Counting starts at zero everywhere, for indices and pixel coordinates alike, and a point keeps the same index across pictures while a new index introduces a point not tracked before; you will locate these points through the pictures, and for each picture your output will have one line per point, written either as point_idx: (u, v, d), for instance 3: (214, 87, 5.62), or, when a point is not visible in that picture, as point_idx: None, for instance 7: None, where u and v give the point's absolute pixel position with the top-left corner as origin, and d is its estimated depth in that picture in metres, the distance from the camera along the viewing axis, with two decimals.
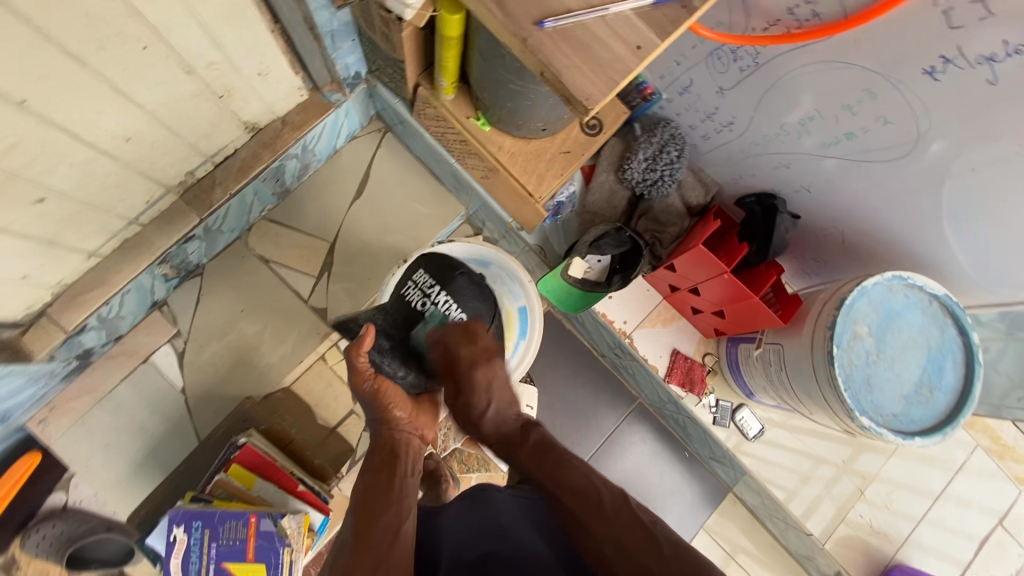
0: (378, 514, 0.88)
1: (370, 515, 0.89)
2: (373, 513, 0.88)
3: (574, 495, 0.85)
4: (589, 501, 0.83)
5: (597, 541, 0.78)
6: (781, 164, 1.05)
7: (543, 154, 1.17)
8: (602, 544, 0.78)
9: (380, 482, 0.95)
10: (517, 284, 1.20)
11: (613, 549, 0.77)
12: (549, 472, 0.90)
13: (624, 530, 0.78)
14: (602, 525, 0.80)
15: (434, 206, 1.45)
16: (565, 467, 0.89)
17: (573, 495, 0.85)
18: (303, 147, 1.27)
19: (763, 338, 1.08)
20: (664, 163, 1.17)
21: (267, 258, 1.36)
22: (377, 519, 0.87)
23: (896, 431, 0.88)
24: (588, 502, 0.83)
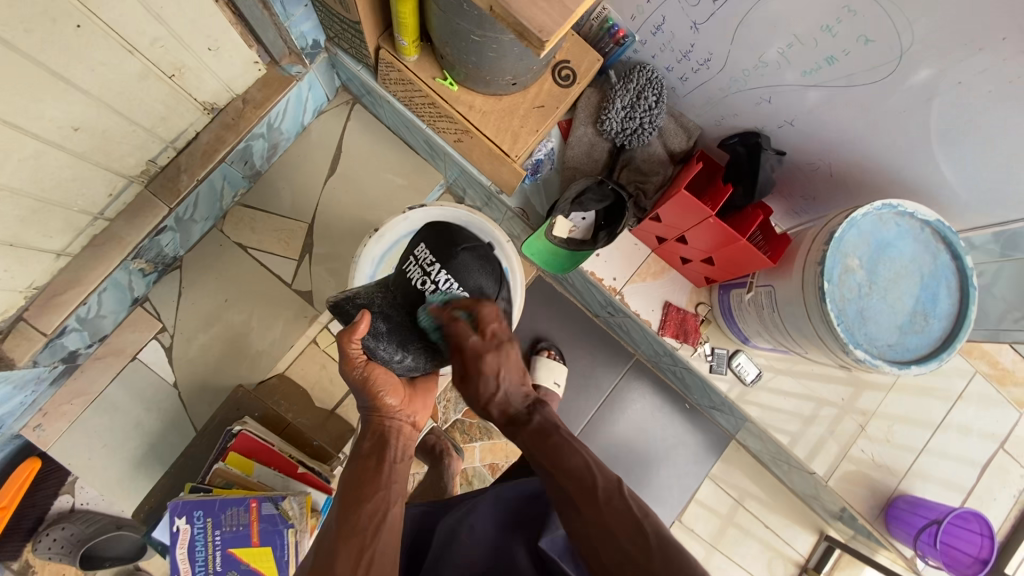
0: (365, 499, 0.86)
1: (354, 499, 0.86)
2: (361, 496, 0.86)
3: (571, 483, 0.79)
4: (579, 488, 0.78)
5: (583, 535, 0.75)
6: (762, 100, 1.01)
7: (516, 110, 1.12)
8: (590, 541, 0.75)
9: (368, 466, 0.91)
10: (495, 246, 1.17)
11: (599, 545, 0.73)
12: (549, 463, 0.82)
13: (617, 529, 0.73)
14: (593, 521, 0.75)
15: (411, 177, 1.41)
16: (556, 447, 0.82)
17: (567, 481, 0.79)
18: (268, 125, 1.22)
19: (754, 283, 1.06)
20: (642, 110, 1.13)
21: (245, 245, 1.33)
22: (361, 505, 0.85)
23: (891, 362, 0.87)
24: (580, 488, 0.78)
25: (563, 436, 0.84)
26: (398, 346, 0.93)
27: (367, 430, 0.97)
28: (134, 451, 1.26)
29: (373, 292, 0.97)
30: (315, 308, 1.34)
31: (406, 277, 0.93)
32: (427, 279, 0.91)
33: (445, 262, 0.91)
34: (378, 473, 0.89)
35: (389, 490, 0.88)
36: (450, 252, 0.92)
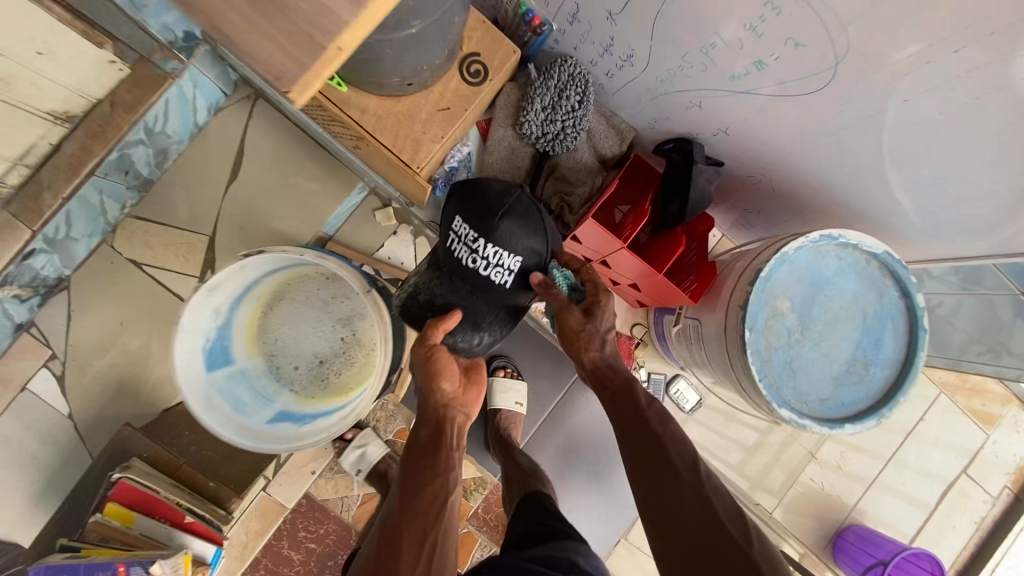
0: (427, 484, 0.83)
1: (416, 482, 0.84)
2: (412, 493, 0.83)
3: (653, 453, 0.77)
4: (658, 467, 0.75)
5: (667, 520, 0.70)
6: (693, 104, 0.86)
7: (416, 114, 0.97)
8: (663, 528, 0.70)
9: (424, 455, 0.87)
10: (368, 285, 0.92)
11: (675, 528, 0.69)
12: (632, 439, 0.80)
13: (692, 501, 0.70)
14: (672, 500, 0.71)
15: (326, 181, 1.27)
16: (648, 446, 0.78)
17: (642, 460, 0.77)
18: (145, 130, 1.07)
19: (681, 319, 0.94)
20: (563, 113, 0.98)
21: (139, 262, 1.20)
22: (419, 493, 0.82)
23: (821, 419, 0.76)
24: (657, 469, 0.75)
25: (654, 414, 0.82)
26: (475, 329, 0.87)
27: (425, 418, 0.90)
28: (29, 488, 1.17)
29: (419, 278, 0.90)
30: None
31: (451, 257, 0.84)
32: (498, 255, 0.81)
33: (490, 232, 0.80)
34: (433, 465, 0.85)
35: (442, 480, 0.84)
36: (489, 218, 0.81)
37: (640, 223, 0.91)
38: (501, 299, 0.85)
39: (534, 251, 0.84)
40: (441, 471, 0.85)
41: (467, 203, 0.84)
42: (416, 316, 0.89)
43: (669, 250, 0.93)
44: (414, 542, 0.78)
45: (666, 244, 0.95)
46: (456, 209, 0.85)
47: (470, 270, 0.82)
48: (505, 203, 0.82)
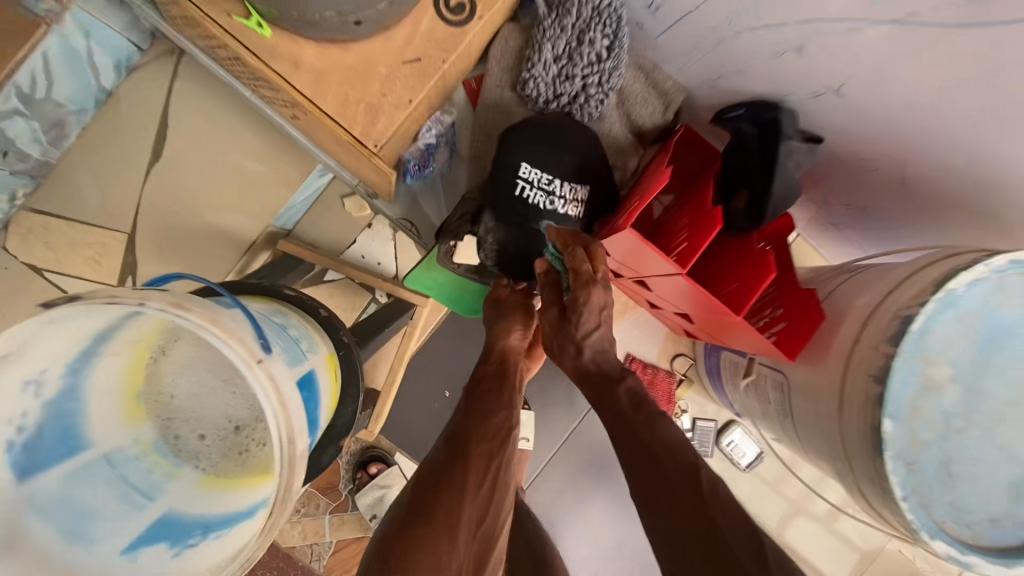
0: (492, 415, 0.64)
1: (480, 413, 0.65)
2: (476, 423, 0.63)
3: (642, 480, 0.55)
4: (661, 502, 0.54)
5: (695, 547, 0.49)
6: (786, 48, 0.56)
7: (373, 70, 0.67)
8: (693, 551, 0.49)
9: (490, 389, 0.68)
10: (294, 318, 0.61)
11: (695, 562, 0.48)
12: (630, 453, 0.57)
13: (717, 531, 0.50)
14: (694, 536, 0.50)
15: (276, 162, 0.99)
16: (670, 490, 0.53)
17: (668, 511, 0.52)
18: (18, 97, 0.80)
19: (754, 364, 0.66)
20: (583, 64, 0.68)
21: (38, 266, 0.94)
22: (483, 424, 0.63)
23: (993, 553, 0.48)
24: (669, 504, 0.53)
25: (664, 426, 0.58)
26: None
27: (492, 352, 0.72)
28: None
29: (495, 233, 0.73)
30: None
31: (523, 207, 0.70)
32: (568, 199, 0.71)
33: (561, 175, 0.70)
34: (498, 405, 0.65)
35: (509, 415, 0.65)
36: (552, 165, 0.69)
37: (713, 233, 0.56)
38: None
39: (596, 196, 0.73)
40: (503, 405, 0.66)
41: (521, 141, 0.70)
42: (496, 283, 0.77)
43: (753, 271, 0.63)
44: (479, 469, 0.60)
45: (747, 257, 0.66)
46: (510, 157, 0.70)
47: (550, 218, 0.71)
48: (562, 149, 0.70)
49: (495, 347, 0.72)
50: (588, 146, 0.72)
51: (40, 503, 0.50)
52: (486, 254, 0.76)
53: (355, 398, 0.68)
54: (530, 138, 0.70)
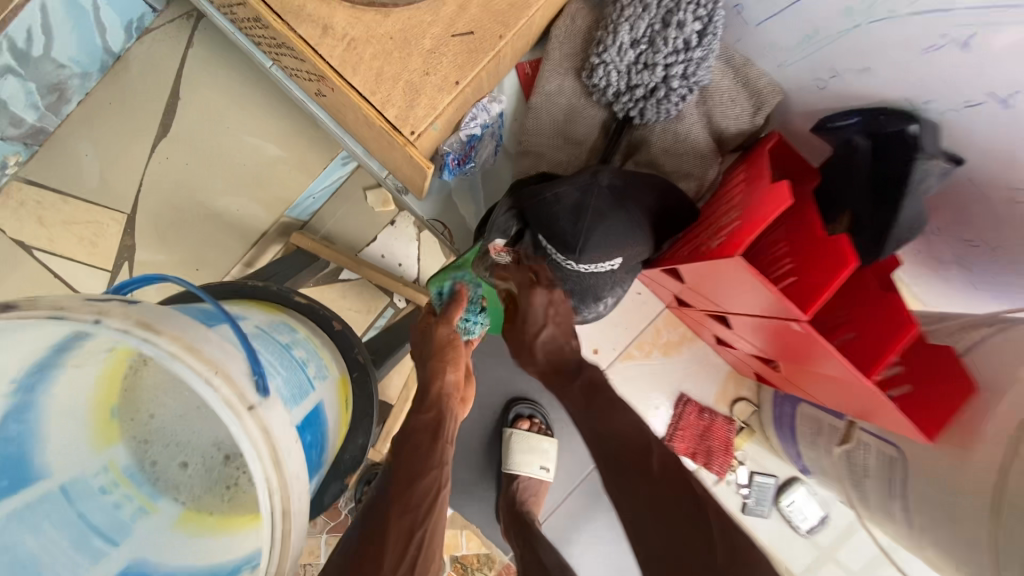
0: (420, 476, 0.54)
1: (404, 475, 0.54)
2: (402, 485, 0.53)
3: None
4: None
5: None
6: (942, 40, 0.44)
7: (415, 41, 0.56)
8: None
9: (418, 444, 0.56)
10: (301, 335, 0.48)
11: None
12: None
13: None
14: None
15: (293, 145, 0.88)
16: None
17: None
18: (10, 52, 0.70)
19: (855, 429, 0.54)
20: (667, 50, 0.56)
21: (27, 245, 0.85)
22: (412, 489, 0.53)
23: None
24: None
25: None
26: (598, 301, 0.65)
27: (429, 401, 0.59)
28: None
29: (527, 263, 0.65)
30: None
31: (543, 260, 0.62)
32: (594, 268, 0.59)
33: (580, 258, 0.57)
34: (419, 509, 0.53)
35: (438, 474, 0.55)
36: (571, 248, 0.56)
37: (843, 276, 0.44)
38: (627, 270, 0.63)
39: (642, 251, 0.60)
40: (434, 463, 0.55)
41: (534, 220, 0.58)
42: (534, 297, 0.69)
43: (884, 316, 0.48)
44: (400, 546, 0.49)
45: (872, 294, 0.50)
46: (530, 221, 0.59)
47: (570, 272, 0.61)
48: (582, 229, 0.55)
49: (432, 389, 0.59)
50: (623, 212, 0.55)
51: None
52: None
53: (370, 430, 0.56)
54: (542, 212, 0.57)
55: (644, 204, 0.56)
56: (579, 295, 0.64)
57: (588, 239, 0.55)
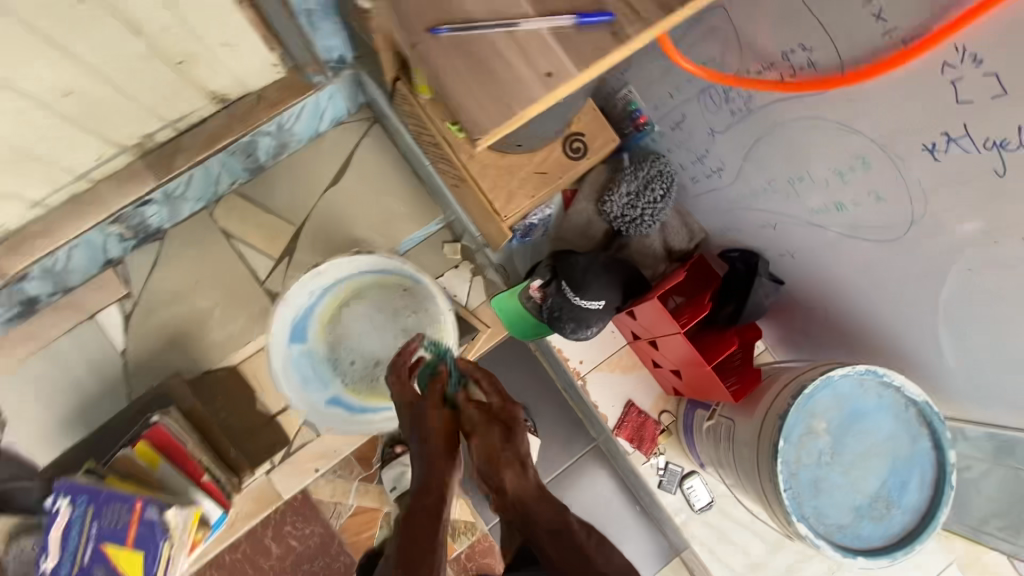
0: None
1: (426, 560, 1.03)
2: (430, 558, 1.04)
3: (541, 532, 0.72)
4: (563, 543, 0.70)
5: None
6: (768, 224, 0.94)
7: (516, 171, 1.08)
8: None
9: None
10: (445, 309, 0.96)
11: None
12: (537, 511, 0.73)
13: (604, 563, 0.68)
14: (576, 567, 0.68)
15: (410, 205, 1.38)
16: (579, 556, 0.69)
17: (548, 536, 0.71)
18: (278, 125, 1.21)
19: (716, 413, 0.99)
20: (645, 201, 1.07)
21: (229, 233, 1.32)
22: None
23: (836, 545, 0.79)
24: (565, 543, 0.70)
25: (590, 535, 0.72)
26: (587, 326, 1.09)
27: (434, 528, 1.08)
28: (59, 414, 1.24)
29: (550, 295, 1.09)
30: None
31: (560, 294, 1.06)
32: (588, 302, 1.05)
33: (581, 293, 1.04)
34: None
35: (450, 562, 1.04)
36: (577, 287, 1.04)
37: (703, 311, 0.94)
38: (608, 311, 1.07)
39: (617, 299, 1.05)
40: None
41: (560, 271, 1.07)
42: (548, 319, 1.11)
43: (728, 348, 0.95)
44: None
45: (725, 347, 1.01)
46: (557, 272, 1.07)
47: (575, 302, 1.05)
48: (585, 277, 1.03)
49: None
50: (608, 274, 1.04)
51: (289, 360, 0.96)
52: (540, 309, 1.12)
53: None
54: (565, 266, 1.06)
55: (619, 273, 1.05)
56: (577, 319, 1.07)
57: (588, 283, 1.03)
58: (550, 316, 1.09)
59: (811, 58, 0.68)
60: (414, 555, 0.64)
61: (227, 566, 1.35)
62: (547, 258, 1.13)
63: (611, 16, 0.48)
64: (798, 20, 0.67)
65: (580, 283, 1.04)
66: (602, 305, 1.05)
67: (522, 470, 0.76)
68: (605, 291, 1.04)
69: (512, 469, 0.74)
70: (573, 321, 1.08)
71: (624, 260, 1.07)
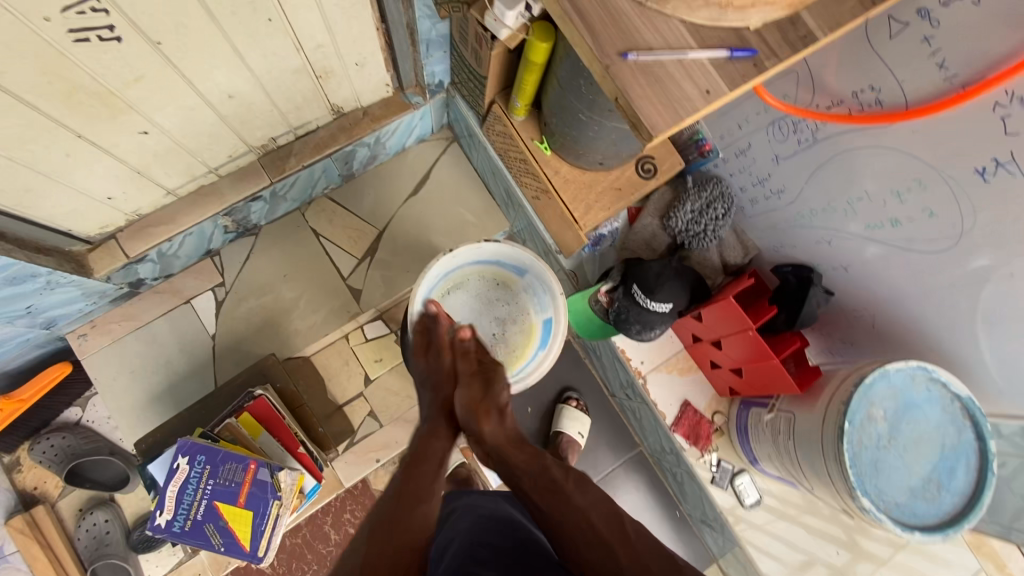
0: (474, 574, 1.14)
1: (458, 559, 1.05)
2: None
3: (524, 478, 0.85)
4: (545, 482, 0.84)
5: (567, 519, 0.80)
6: (823, 239, 1.08)
7: (594, 186, 1.23)
8: (554, 522, 0.80)
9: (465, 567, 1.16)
10: (548, 295, 1.07)
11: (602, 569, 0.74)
12: (517, 461, 0.86)
13: (581, 498, 0.82)
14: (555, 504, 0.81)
15: (482, 216, 1.51)
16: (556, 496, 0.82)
17: (527, 477, 0.85)
18: (377, 138, 1.36)
19: (776, 402, 1.10)
20: (709, 218, 1.21)
21: (318, 232, 1.44)
22: None
23: (896, 521, 0.88)
24: (542, 482, 0.84)
25: (571, 488, 0.83)
26: (651, 328, 1.20)
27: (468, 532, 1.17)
28: (148, 391, 1.32)
29: (618, 299, 1.21)
30: (359, 307, 1.43)
31: (630, 297, 1.18)
32: (656, 306, 1.16)
33: (651, 296, 1.15)
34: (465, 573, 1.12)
35: None
36: (648, 290, 1.15)
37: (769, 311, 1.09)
38: (672, 315, 1.19)
39: (682, 304, 1.17)
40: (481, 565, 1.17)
41: (632, 275, 1.19)
42: (615, 321, 1.22)
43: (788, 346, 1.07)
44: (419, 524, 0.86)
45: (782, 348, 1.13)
46: (629, 277, 1.19)
47: (644, 305, 1.17)
48: (656, 281, 1.15)
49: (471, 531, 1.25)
50: (676, 280, 1.16)
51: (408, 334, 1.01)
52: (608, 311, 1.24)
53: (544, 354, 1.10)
54: (638, 270, 1.18)
55: (686, 280, 1.17)
56: (642, 322, 1.18)
57: (659, 286, 1.15)
58: (617, 318, 1.20)
59: (877, 97, 0.83)
60: (423, 466, 0.86)
61: (287, 549, 1.40)
62: (619, 265, 1.26)
63: (754, 52, 0.61)
64: (866, 66, 0.82)
65: (652, 286, 1.15)
66: (669, 308, 1.16)
67: (494, 428, 0.88)
68: (673, 295, 1.16)
69: (491, 421, 0.88)
70: (638, 322, 1.19)
71: (690, 269, 1.19)
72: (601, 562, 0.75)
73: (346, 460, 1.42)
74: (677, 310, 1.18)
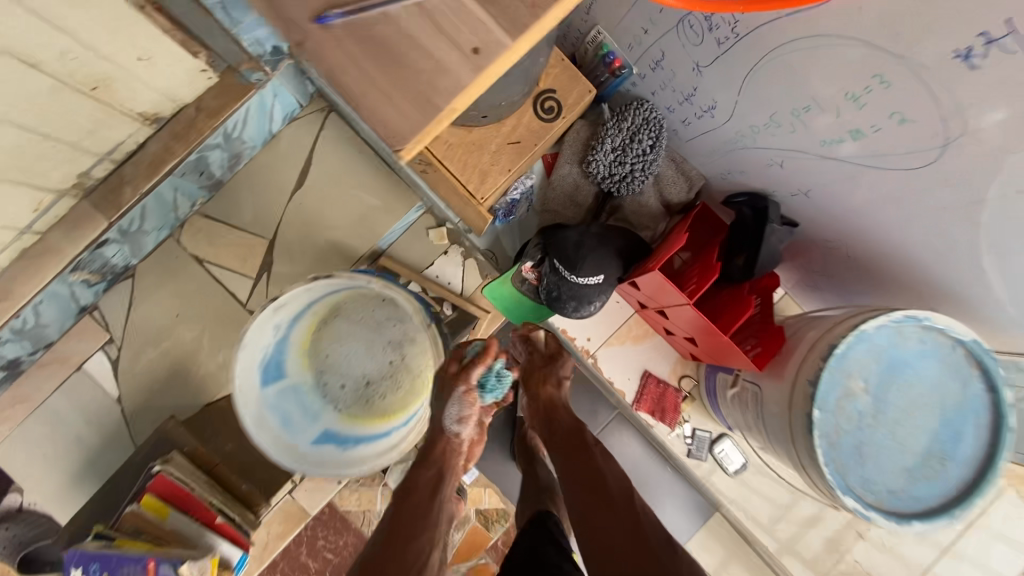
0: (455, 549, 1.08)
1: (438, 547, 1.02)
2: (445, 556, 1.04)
3: (557, 436, 0.93)
4: (574, 441, 0.92)
5: (586, 475, 0.84)
6: (773, 161, 0.84)
7: (486, 145, 0.97)
8: (582, 472, 0.85)
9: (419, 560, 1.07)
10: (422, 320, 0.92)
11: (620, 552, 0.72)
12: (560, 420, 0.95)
13: (608, 465, 0.86)
14: (584, 465, 0.86)
15: (385, 196, 1.28)
16: (579, 449, 0.89)
17: (563, 431, 0.93)
18: (224, 135, 1.11)
19: (739, 377, 0.92)
20: (633, 155, 0.97)
21: (201, 258, 1.24)
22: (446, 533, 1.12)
23: (888, 513, 0.72)
24: (572, 437, 0.92)
25: (598, 450, 0.90)
26: (589, 302, 0.99)
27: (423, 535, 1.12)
28: (69, 470, 1.21)
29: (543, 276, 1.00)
30: None
31: (553, 274, 0.97)
32: (584, 280, 0.96)
33: (574, 271, 0.94)
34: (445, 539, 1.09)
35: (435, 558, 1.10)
36: (570, 266, 0.95)
37: (712, 273, 0.88)
38: (609, 282, 0.98)
39: (614, 270, 0.97)
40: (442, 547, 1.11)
41: (551, 248, 0.97)
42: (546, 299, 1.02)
43: (742, 311, 0.87)
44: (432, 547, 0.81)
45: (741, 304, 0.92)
46: (546, 251, 0.98)
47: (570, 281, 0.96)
48: (578, 253, 0.94)
49: None
50: (601, 248, 0.95)
51: (265, 399, 0.94)
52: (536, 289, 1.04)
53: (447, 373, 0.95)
54: (556, 241, 0.97)
55: (615, 243, 0.96)
56: (575, 298, 0.98)
57: (582, 261, 0.94)
58: (547, 298, 0.99)
59: None
60: (414, 518, 0.82)
61: None
62: (536, 235, 1.03)
63: None
64: None
65: (574, 262, 0.94)
66: (600, 279, 0.95)
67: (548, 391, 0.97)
68: (602, 264, 0.95)
69: (548, 386, 0.97)
70: (571, 298, 0.98)
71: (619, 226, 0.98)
72: (607, 522, 0.76)
73: (304, 491, 1.32)
74: (613, 278, 0.97)
